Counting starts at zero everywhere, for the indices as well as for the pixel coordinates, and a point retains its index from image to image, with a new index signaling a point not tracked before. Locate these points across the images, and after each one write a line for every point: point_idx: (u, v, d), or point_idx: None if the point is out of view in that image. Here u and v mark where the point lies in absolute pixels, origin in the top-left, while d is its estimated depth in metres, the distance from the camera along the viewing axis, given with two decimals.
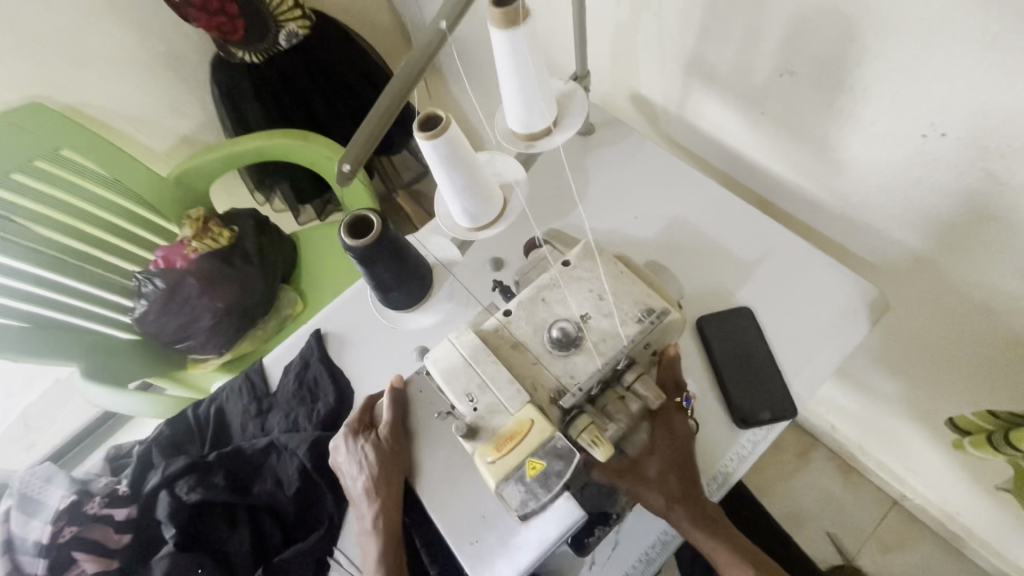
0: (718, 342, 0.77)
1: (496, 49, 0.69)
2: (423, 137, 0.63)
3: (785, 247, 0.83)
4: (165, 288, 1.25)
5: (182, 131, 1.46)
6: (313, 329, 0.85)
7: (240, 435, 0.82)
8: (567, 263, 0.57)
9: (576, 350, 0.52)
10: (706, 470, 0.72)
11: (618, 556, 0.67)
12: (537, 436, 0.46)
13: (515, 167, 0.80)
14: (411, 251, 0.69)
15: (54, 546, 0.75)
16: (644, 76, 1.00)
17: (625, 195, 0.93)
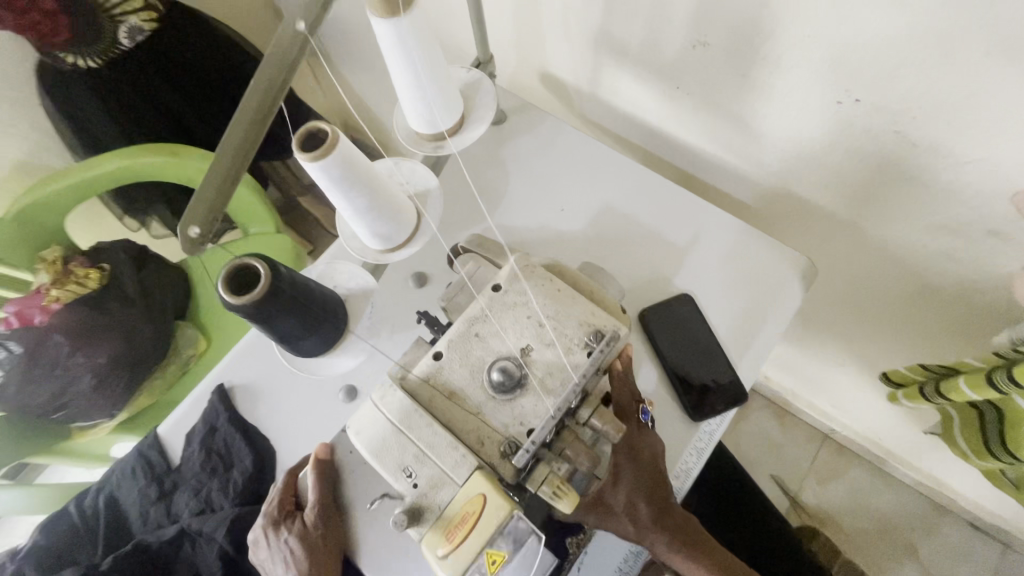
0: (663, 334, 0.74)
1: (381, 40, 0.59)
2: (308, 157, 0.53)
3: (715, 225, 0.81)
4: (26, 352, 1.06)
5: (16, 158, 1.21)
6: (215, 384, 0.73)
7: (147, 525, 0.73)
8: (497, 289, 0.50)
9: (523, 391, 0.46)
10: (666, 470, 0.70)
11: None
12: (490, 517, 0.41)
13: (425, 174, 0.71)
14: (318, 292, 0.60)
15: None
16: (552, 54, 0.93)
17: (548, 186, 0.86)
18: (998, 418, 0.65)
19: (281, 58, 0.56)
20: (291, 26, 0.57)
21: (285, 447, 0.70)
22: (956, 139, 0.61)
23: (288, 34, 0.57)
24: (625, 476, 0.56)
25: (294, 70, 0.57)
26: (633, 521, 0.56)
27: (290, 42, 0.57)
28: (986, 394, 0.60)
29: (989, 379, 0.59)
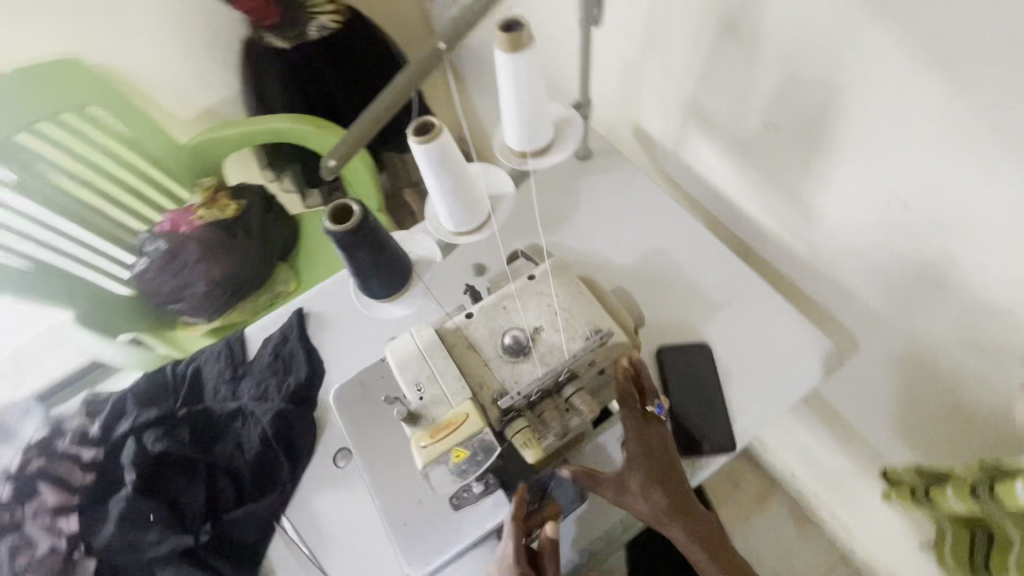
0: (675, 373, 0.81)
1: (500, 69, 0.74)
2: (420, 142, 0.69)
3: (753, 290, 0.87)
4: (165, 251, 1.30)
5: (207, 103, 1.53)
6: (296, 306, 0.90)
7: (212, 396, 0.85)
8: (532, 276, 0.61)
9: (526, 357, 0.56)
10: None
11: None
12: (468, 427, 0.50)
13: (506, 180, 0.84)
14: (393, 247, 0.74)
15: (17, 476, 0.75)
16: (646, 112, 1.05)
17: (610, 220, 0.97)
18: (989, 540, 0.63)
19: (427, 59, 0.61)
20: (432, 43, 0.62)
21: (335, 368, 0.85)
22: (993, 260, 0.65)
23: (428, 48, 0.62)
24: (638, 465, 0.62)
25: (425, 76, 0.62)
26: (647, 501, 0.61)
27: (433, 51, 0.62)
28: (968, 504, 0.62)
29: (973, 490, 0.61)
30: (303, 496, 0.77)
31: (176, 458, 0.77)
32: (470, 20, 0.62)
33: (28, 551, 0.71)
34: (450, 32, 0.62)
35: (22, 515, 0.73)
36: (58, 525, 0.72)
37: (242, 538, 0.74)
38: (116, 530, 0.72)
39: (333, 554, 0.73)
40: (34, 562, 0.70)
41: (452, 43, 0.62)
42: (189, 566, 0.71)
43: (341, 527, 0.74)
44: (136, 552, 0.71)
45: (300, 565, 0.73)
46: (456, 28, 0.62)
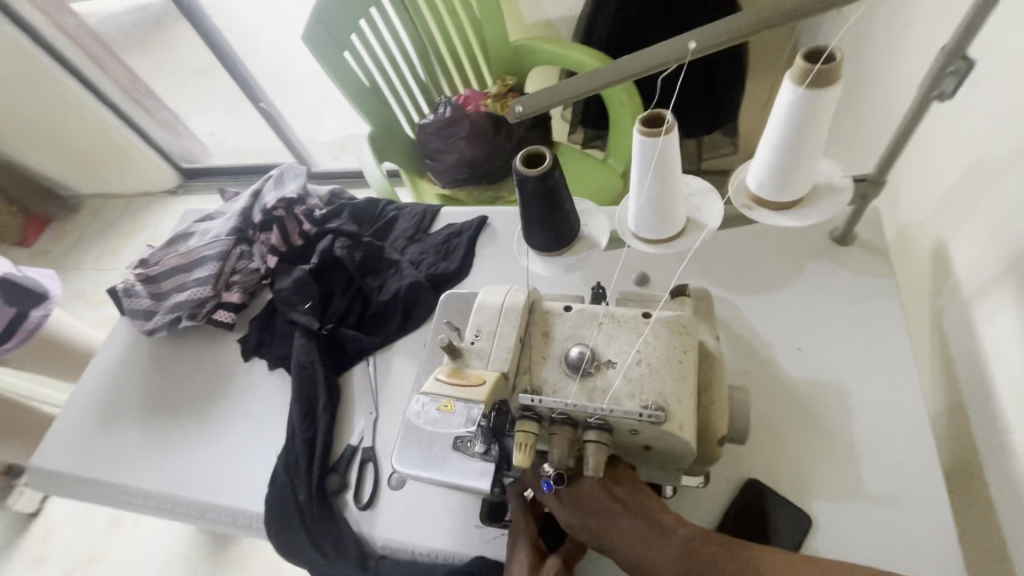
0: (745, 514, 0.67)
1: (779, 99, 0.62)
2: (640, 130, 0.64)
3: (920, 512, 0.64)
4: (447, 118, 1.49)
5: (552, 16, 1.66)
6: (482, 214, 1.03)
7: (391, 240, 1.03)
8: (644, 314, 0.57)
9: (579, 378, 0.54)
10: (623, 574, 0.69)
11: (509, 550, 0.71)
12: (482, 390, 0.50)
13: (716, 215, 0.74)
14: (566, 211, 0.74)
15: (266, 212, 1.03)
16: (963, 235, 0.78)
17: (809, 321, 0.79)
18: None
19: (668, 52, 0.50)
20: (681, 40, 0.49)
21: (474, 279, 0.96)
22: None
23: (674, 44, 0.50)
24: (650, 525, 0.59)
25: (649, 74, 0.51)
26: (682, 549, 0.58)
27: (680, 45, 0.49)
28: None
29: None
30: (393, 350, 0.91)
31: (343, 266, 0.97)
32: (745, 30, 0.48)
33: (247, 261, 1.02)
34: (718, 31, 0.48)
35: (256, 238, 1.04)
36: (267, 258, 1.01)
37: (346, 349, 0.91)
38: (290, 286, 0.95)
39: (388, 402, 0.87)
40: (245, 270, 1.01)
41: (704, 52, 0.49)
42: (313, 343, 0.90)
43: (402, 391, 0.87)
44: (289, 306, 0.94)
45: (364, 394, 0.88)
46: (726, 30, 0.48)
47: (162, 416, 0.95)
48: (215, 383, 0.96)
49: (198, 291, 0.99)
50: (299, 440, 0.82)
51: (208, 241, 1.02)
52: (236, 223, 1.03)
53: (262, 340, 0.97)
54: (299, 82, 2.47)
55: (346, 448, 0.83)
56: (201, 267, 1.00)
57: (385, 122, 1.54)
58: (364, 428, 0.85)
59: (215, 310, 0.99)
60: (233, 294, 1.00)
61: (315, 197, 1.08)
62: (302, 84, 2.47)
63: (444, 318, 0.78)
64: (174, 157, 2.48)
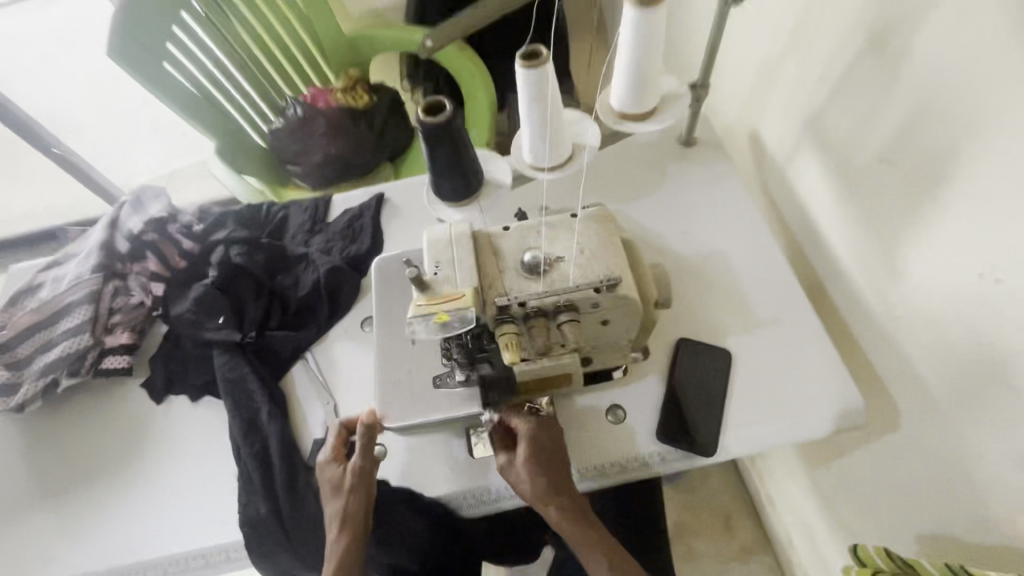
0: (686, 367, 0.81)
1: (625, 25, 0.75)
2: (522, 64, 0.72)
3: (798, 321, 0.84)
4: (302, 116, 1.49)
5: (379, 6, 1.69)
6: (378, 192, 1.04)
7: (290, 238, 0.98)
8: (573, 214, 0.66)
9: (539, 276, 0.61)
10: (597, 459, 0.77)
11: (487, 474, 0.76)
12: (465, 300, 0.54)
13: (595, 134, 0.86)
14: (470, 155, 0.79)
15: (135, 237, 0.92)
16: (768, 117, 1.01)
17: (685, 209, 0.96)
18: None
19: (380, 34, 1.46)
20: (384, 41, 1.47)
21: (389, 252, 0.97)
22: None
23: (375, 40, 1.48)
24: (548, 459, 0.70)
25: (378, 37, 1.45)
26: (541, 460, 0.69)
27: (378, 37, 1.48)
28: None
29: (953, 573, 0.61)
30: (329, 339, 0.89)
31: (248, 273, 0.91)
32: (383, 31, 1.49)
33: (125, 297, 0.90)
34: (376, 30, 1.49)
35: (129, 269, 0.92)
36: (151, 287, 0.90)
37: (277, 353, 0.86)
38: (191, 307, 0.87)
39: (342, 387, 0.85)
40: (126, 307, 0.89)
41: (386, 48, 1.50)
42: (238, 357, 0.84)
43: (351, 375, 0.86)
44: (198, 328, 0.86)
45: (314, 387, 0.85)
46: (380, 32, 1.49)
47: (68, 494, 0.81)
48: (127, 438, 0.85)
49: (74, 342, 0.85)
50: (247, 456, 0.77)
51: (69, 285, 0.88)
52: (100, 258, 0.90)
53: (172, 376, 0.87)
54: (86, 126, 2.21)
55: (312, 444, 0.80)
56: (68, 316, 0.86)
57: (231, 136, 1.43)
58: (327, 418, 0.82)
59: (101, 358, 0.86)
60: (119, 336, 0.88)
61: (189, 212, 0.98)
62: (90, 127, 2.22)
63: (388, 279, 0.78)
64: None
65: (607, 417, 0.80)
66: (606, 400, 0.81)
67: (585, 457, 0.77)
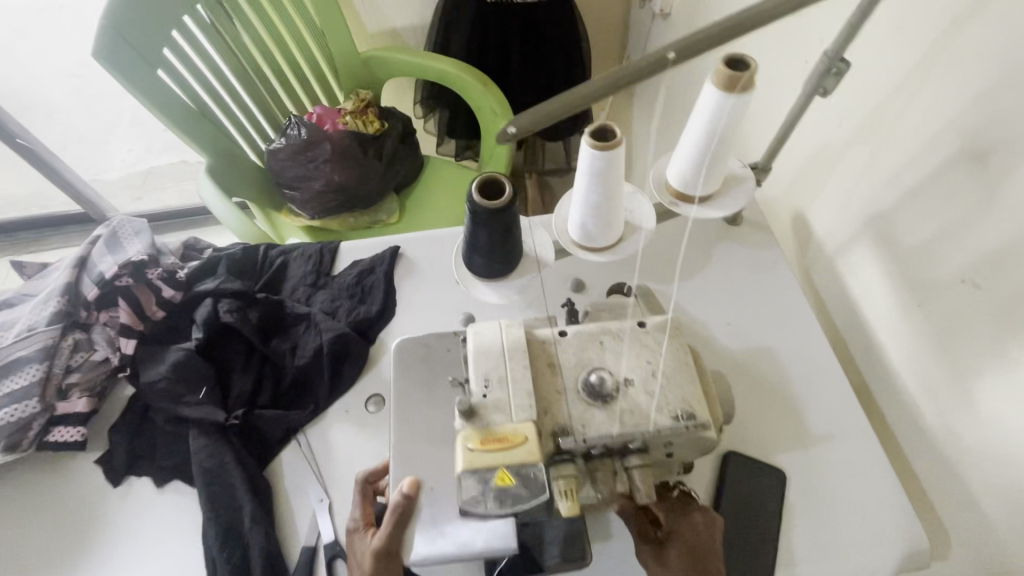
0: (733, 486, 0.73)
1: (702, 103, 0.67)
2: (589, 142, 0.63)
3: (854, 440, 0.76)
4: (304, 139, 1.35)
5: (397, 26, 1.58)
6: (392, 244, 0.93)
7: (289, 292, 0.86)
8: (642, 325, 0.56)
9: (603, 404, 0.51)
10: None
11: None
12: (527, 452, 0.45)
13: (649, 214, 0.78)
14: (517, 235, 0.69)
15: (105, 282, 0.78)
16: (820, 203, 0.94)
17: (730, 297, 0.88)
18: None
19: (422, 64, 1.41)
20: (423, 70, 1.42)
21: (401, 317, 0.86)
22: None
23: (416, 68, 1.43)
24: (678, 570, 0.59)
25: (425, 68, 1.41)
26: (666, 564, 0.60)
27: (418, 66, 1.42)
28: None
29: None
30: (327, 420, 0.76)
31: (238, 334, 0.79)
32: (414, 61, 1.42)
33: (86, 353, 0.76)
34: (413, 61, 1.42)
35: (95, 319, 0.78)
36: (120, 343, 0.77)
37: (265, 435, 0.74)
38: (167, 374, 0.74)
39: (339, 482, 0.72)
40: (88, 364, 0.76)
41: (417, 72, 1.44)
42: (219, 439, 0.71)
43: (350, 466, 0.73)
44: (173, 400, 0.73)
45: (306, 479, 0.72)
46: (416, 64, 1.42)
47: None
48: (73, 524, 0.71)
49: (18, 408, 0.71)
50: (223, 569, 0.64)
51: (19, 336, 0.74)
52: (61, 305, 0.76)
53: (135, 452, 0.74)
54: (58, 109, 1.99)
55: (300, 554, 0.68)
56: (15, 374, 0.72)
57: (225, 153, 1.30)
58: (318, 521, 0.70)
59: (50, 428, 0.72)
60: (75, 401, 0.74)
61: (173, 252, 0.85)
62: (63, 111, 2.00)
63: (408, 365, 0.67)
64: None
65: None
66: None
67: None
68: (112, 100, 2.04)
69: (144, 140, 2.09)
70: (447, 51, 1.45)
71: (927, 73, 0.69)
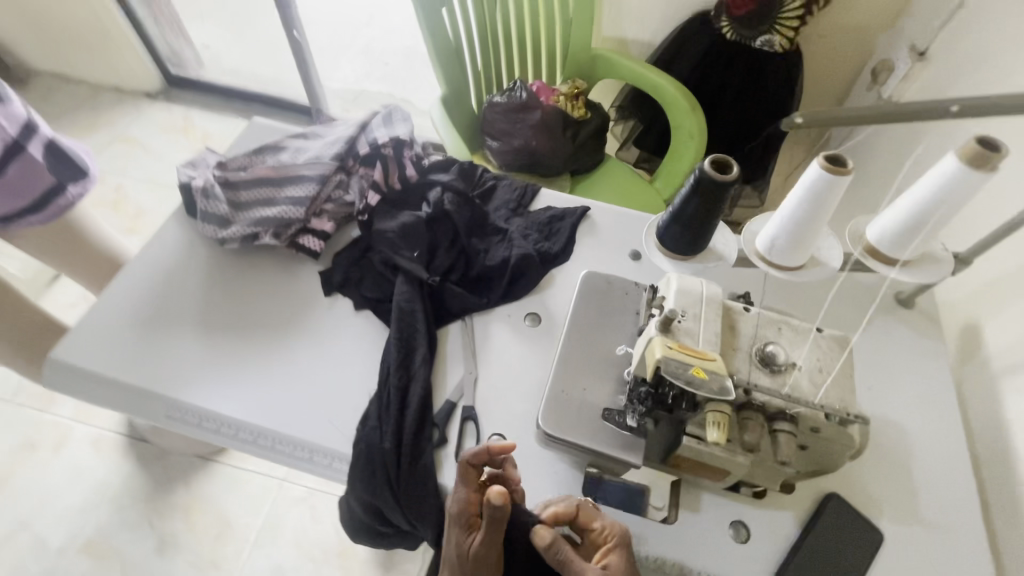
0: (826, 524, 0.76)
1: (937, 170, 0.71)
2: (822, 162, 0.71)
3: (961, 539, 0.76)
4: (522, 101, 1.54)
5: (629, 37, 1.74)
6: (585, 205, 1.05)
7: (494, 208, 1.02)
8: (823, 330, 0.63)
9: (770, 372, 0.59)
10: (704, 565, 0.72)
11: None
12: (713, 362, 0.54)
13: (837, 256, 0.83)
14: (715, 221, 0.78)
15: (374, 146, 0.98)
16: (1003, 319, 0.93)
17: (878, 367, 0.90)
18: None
19: (642, 73, 1.55)
20: (642, 78, 1.55)
21: (574, 263, 0.98)
22: None
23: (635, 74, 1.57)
24: None
25: (642, 76, 1.55)
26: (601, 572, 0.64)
27: (637, 73, 1.56)
28: None
29: None
30: (494, 315, 0.90)
31: (451, 222, 0.95)
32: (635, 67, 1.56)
33: (343, 192, 0.97)
34: (634, 67, 1.56)
35: (356, 171, 0.98)
36: (367, 195, 0.97)
37: (446, 305, 0.89)
38: (395, 229, 0.92)
39: (488, 365, 0.85)
40: (340, 201, 0.96)
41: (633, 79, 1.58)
42: (415, 292, 0.88)
43: (500, 357, 0.86)
44: (392, 249, 0.91)
45: (463, 352, 0.86)
46: (636, 70, 1.56)
47: (220, 331, 0.87)
48: (290, 309, 0.90)
49: (290, 210, 0.92)
50: (391, 386, 0.79)
51: (307, 161, 0.96)
52: (340, 151, 0.97)
53: (349, 277, 0.92)
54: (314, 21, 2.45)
55: (444, 403, 0.81)
56: (295, 186, 0.94)
57: (457, 90, 1.53)
58: (464, 386, 0.83)
59: (302, 234, 0.93)
60: (324, 223, 0.94)
61: (421, 145, 1.05)
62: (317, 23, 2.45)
63: (590, 291, 0.79)
64: (163, 60, 2.30)
65: (729, 531, 0.75)
66: (731, 513, 0.76)
67: (694, 558, 0.73)
68: (354, 28, 2.46)
69: (369, 65, 2.42)
70: (670, 70, 1.57)
71: None
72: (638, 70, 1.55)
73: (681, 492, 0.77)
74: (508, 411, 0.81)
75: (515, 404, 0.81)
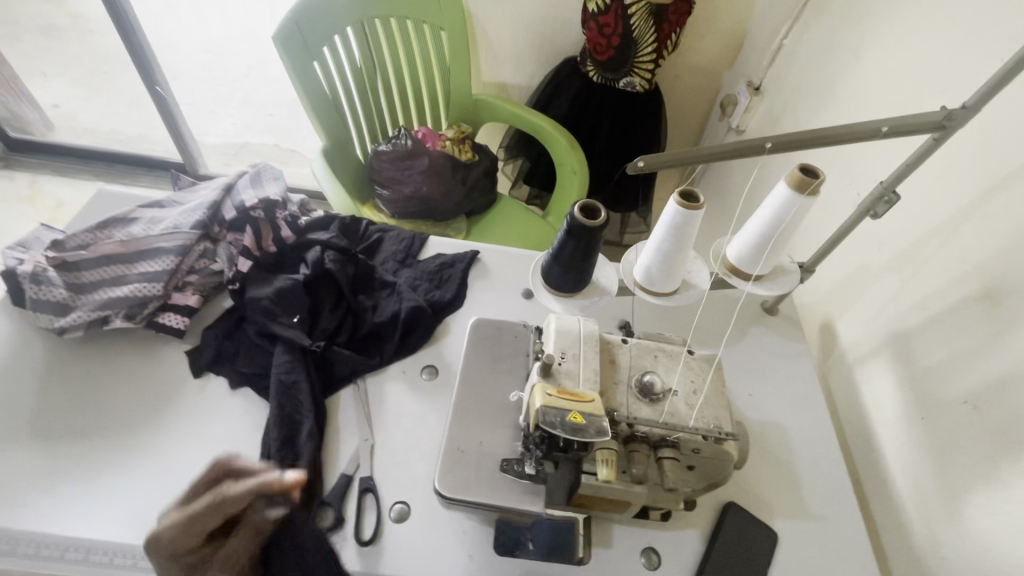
0: (728, 535, 0.79)
1: (773, 196, 0.80)
2: (677, 200, 0.77)
3: (843, 524, 0.83)
4: (408, 149, 1.54)
5: (508, 82, 1.82)
6: (474, 249, 1.06)
7: (380, 262, 1.00)
8: (693, 351, 0.67)
9: (650, 402, 0.62)
10: None
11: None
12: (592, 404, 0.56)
13: (704, 277, 0.90)
14: (592, 261, 0.81)
15: (242, 210, 0.92)
16: (849, 316, 1.06)
17: (756, 373, 0.98)
18: None
19: (522, 115, 1.61)
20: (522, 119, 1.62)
21: (468, 309, 0.97)
22: None
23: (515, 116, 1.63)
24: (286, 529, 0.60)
25: (522, 118, 1.61)
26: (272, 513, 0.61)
27: (517, 115, 1.63)
28: None
29: None
30: (387, 374, 0.86)
31: (334, 282, 0.91)
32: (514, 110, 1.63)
33: (209, 261, 0.89)
34: (514, 111, 1.63)
35: (223, 237, 0.91)
36: (237, 261, 0.90)
37: (333, 370, 0.84)
38: (271, 295, 0.86)
39: (385, 428, 0.81)
40: (207, 271, 0.89)
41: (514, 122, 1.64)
42: (297, 361, 0.82)
43: (397, 417, 0.82)
44: (269, 317, 0.85)
45: (356, 419, 0.81)
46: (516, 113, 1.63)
47: (60, 437, 0.75)
48: (151, 399, 0.80)
49: (145, 287, 0.83)
50: (275, 469, 0.73)
51: (163, 231, 0.87)
52: (203, 217, 0.90)
53: (221, 353, 0.84)
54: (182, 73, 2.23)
55: (338, 478, 0.75)
56: (151, 260, 0.85)
57: (339, 141, 1.50)
58: (360, 455, 0.78)
59: (162, 312, 0.84)
60: (188, 297, 0.86)
61: (297, 203, 1.00)
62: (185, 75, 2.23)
63: (481, 340, 0.78)
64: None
65: (641, 561, 0.75)
66: (642, 541, 0.77)
67: None
68: (230, 80, 2.30)
69: (249, 118, 2.31)
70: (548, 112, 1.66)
71: (959, 224, 0.83)
72: (517, 112, 1.62)
73: (593, 529, 0.77)
74: (409, 475, 0.77)
75: (416, 466, 0.77)
